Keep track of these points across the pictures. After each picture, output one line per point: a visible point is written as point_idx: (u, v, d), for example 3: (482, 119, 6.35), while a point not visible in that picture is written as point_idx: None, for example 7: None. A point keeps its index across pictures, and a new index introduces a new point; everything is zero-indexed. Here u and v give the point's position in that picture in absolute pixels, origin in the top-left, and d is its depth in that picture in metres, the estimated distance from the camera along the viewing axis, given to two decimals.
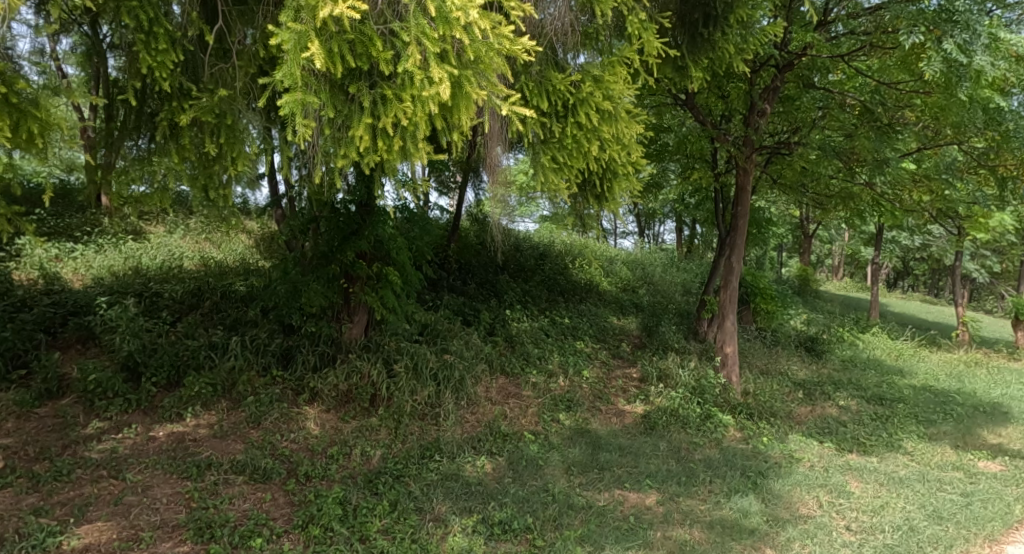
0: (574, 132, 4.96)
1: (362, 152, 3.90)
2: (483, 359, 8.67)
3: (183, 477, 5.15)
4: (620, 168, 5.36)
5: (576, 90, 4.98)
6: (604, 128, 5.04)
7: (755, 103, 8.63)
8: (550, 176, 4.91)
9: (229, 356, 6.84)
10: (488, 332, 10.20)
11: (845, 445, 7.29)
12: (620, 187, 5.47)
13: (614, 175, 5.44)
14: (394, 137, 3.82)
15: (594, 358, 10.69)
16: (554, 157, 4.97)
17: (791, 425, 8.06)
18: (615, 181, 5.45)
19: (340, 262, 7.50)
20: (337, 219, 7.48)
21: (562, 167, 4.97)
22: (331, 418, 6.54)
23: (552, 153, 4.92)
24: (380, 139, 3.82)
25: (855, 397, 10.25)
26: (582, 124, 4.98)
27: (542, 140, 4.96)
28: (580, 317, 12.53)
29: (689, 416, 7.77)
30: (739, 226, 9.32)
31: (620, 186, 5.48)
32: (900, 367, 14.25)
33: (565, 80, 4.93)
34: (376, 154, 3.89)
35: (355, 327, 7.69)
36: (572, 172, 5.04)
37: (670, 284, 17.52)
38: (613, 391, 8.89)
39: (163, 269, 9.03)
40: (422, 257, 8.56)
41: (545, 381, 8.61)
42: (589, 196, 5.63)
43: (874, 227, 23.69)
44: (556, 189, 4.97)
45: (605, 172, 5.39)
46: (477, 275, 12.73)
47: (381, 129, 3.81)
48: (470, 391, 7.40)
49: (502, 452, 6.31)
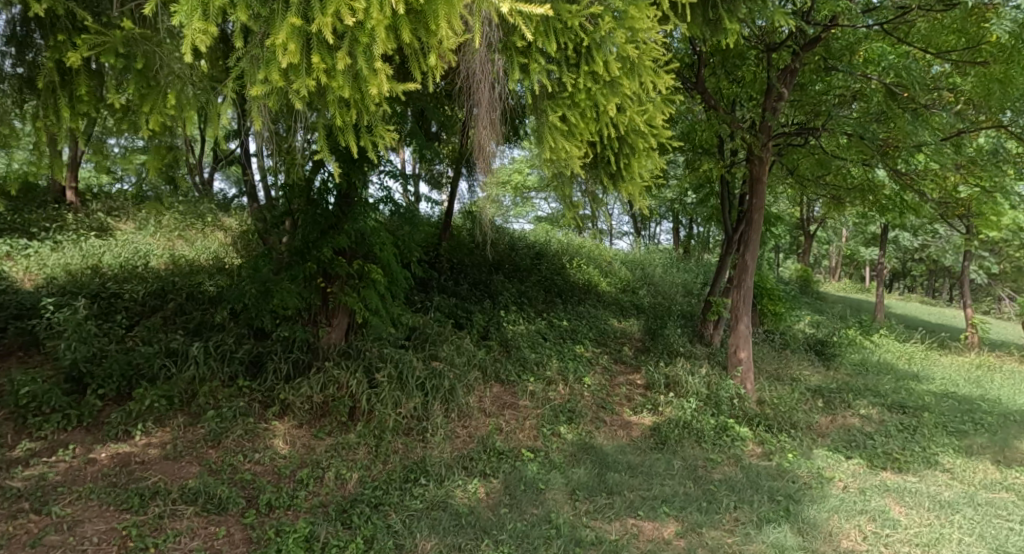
0: (587, 85, 4.41)
1: (291, 75, 3.33)
2: (476, 367, 7.94)
3: (122, 509, 4.40)
4: (640, 141, 4.87)
5: (592, 29, 4.24)
6: (624, 83, 4.47)
7: (772, 86, 7.96)
8: (557, 141, 4.50)
9: (189, 364, 6.08)
10: (481, 336, 9.46)
11: (878, 461, 6.58)
12: (642, 164, 5.00)
13: (635, 151, 4.98)
14: (333, 53, 3.25)
15: (595, 364, 9.96)
16: (565, 115, 4.54)
17: (815, 439, 7.35)
18: (638, 158, 4.98)
19: (317, 260, 6.78)
20: (314, 212, 6.76)
21: (572, 132, 4.57)
22: (303, 435, 5.79)
23: (561, 112, 4.50)
24: (314, 53, 3.25)
25: (876, 405, 9.58)
26: (597, 76, 4.41)
27: (550, 94, 4.51)
28: (579, 319, 11.80)
29: (704, 428, 7.06)
30: (754, 219, 8.46)
31: (640, 163, 5.01)
32: (915, 371, 13.61)
33: (580, 14, 4.09)
34: (312, 78, 3.32)
35: (334, 332, 7.04)
36: (583, 137, 4.62)
37: (671, 285, 16.82)
38: (617, 401, 8.17)
39: (125, 266, 8.28)
40: (411, 255, 7.85)
41: (543, 389, 7.89)
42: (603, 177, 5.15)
43: (878, 226, 23.11)
44: (566, 156, 4.54)
45: (627, 149, 4.95)
46: (470, 275, 12.01)
47: (313, 37, 3.22)
48: (461, 403, 6.68)
49: (497, 474, 5.59)
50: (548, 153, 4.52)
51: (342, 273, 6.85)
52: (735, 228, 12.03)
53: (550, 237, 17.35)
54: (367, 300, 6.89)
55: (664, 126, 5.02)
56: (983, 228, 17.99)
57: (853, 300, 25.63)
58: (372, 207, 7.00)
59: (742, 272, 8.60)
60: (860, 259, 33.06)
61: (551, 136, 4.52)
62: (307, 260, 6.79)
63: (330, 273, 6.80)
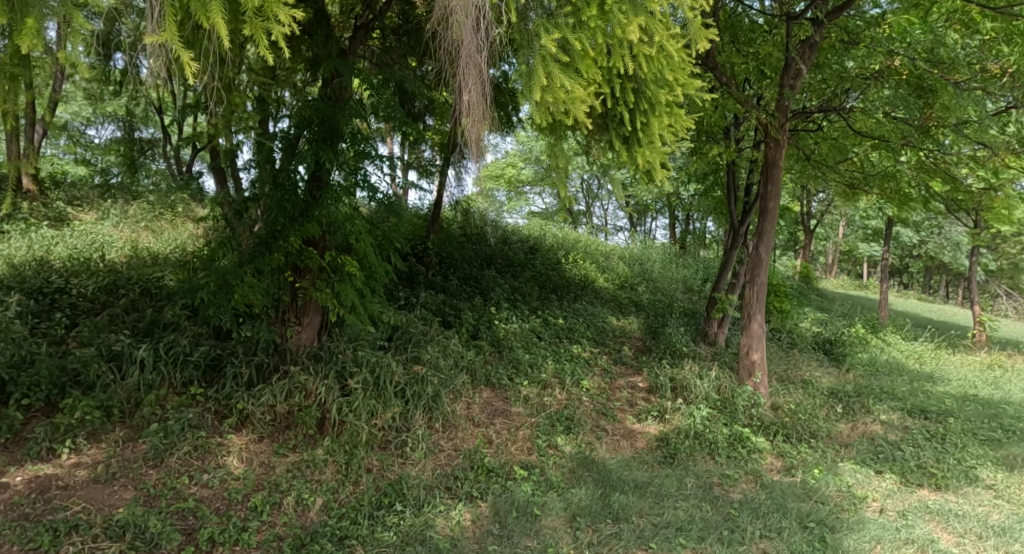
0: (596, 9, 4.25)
1: None
2: (465, 371, 7.20)
3: (29, 549, 3.73)
4: (659, 95, 4.86)
5: None
6: (640, 11, 4.27)
7: (790, 60, 7.28)
8: (556, 75, 4.27)
9: (132, 369, 5.33)
10: (470, 336, 8.72)
11: (913, 477, 5.95)
12: (661, 125, 5.01)
13: (653, 109, 4.99)
14: None
15: (594, 365, 9.24)
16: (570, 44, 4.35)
17: (838, 450, 6.66)
18: (657, 115, 4.98)
19: (285, 251, 6.05)
20: (282, 197, 6.00)
21: (580, 69, 4.40)
22: (263, 451, 5.05)
23: (561, 35, 4.29)
24: None
25: (897, 410, 8.91)
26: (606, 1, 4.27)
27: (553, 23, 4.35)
28: (575, 317, 11.06)
29: (716, 439, 6.35)
30: (770, 208, 7.69)
31: (658, 122, 5.01)
32: (929, 372, 12.96)
33: None
34: None
35: (306, 330, 6.33)
36: (591, 73, 4.42)
37: (671, 281, 16.11)
38: (619, 407, 7.45)
39: (77, 259, 7.50)
40: (392, 248, 7.11)
41: (538, 395, 7.16)
42: (618, 139, 5.24)
43: (881, 221, 22.48)
44: (568, 89, 4.29)
45: (647, 107, 4.95)
46: (460, 270, 11.26)
47: None
48: (447, 412, 5.95)
49: (486, 496, 4.90)
50: (541, 79, 4.22)
51: (313, 267, 6.09)
52: (741, 221, 11.38)
53: (544, 231, 16.60)
54: (344, 297, 6.17)
55: (679, 80, 4.94)
56: (991, 222, 17.40)
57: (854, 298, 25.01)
58: (347, 192, 6.21)
59: (756, 267, 7.83)
60: (859, 255, 32.47)
61: (543, 68, 4.28)
62: (272, 252, 6.03)
63: (300, 266, 6.06)
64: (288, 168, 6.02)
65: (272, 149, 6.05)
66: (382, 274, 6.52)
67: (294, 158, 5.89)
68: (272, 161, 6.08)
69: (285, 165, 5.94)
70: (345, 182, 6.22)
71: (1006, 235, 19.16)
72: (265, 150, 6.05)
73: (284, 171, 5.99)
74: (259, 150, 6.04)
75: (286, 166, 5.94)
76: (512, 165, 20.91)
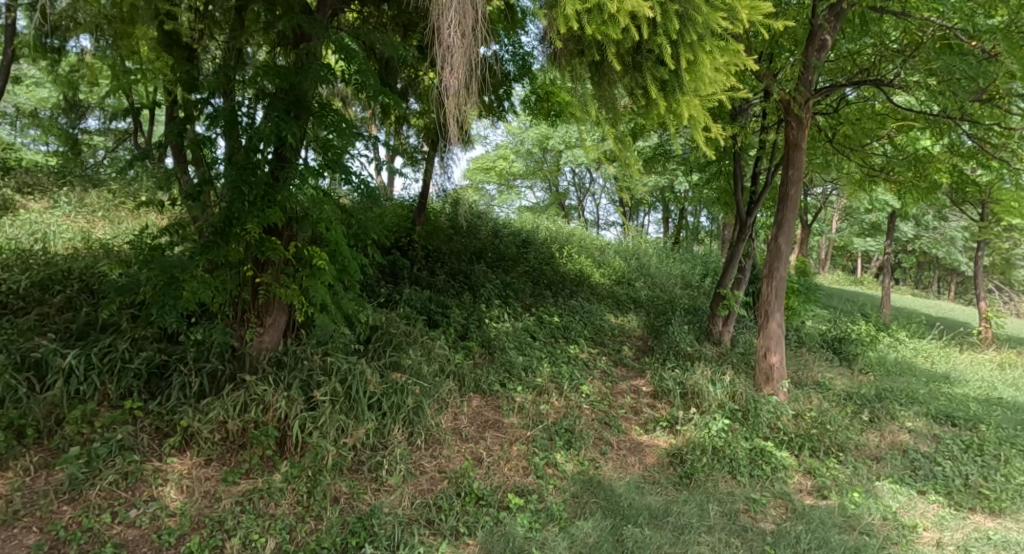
0: None
1: None
2: (451, 378, 6.43)
3: None
4: (708, 19, 4.54)
5: None
6: None
7: (816, 31, 6.56)
8: None
9: (57, 381, 4.52)
10: (459, 336, 7.95)
11: (963, 499, 5.33)
12: (709, 61, 4.69)
13: (703, 45, 4.70)
14: None
15: (594, 368, 8.49)
16: None
17: (869, 465, 5.96)
18: (705, 51, 4.69)
19: (243, 242, 5.24)
20: (239, 178, 5.15)
21: None
22: (209, 477, 4.30)
23: None
24: None
25: (922, 415, 8.25)
26: None
27: None
28: (572, 315, 10.26)
29: (736, 456, 5.61)
30: (790, 195, 6.91)
31: (707, 59, 4.70)
32: (943, 372, 12.35)
33: None
34: None
35: (270, 332, 5.52)
36: None
37: (669, 276, 15.38)
38: (623, 415, 6.72)
39: (13, 249, 6.62)
40: (369, 241, 6.30)
41: (533, 403, 6.41)
42: (652, 87, 4.89)
43: (880, 216, 21.89)
44: None
45: (695, 39, 4.64)
46: (448, 264, 10.47)
47: None
48: (430, 428, 5.21)
49: (476, 534, 4.23)
50: None
51: (276, 259, 5.25)
52: (748, 212, 10.66)
53: (537, 224, 15.82)
54: (313, 294, 5.37)
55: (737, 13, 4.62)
56: (999, 215, 16.82)
57: (851, 293, 24.43)
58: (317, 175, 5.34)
59: (776, 262, 7.04)
60: (855, 251, 31.96)
61: None
62: (228, 241, 5.16)
63: (261, 258, 5.24)
64: (249, 143, 5.16)
65: (228, 119, 5.14)
66: (356, 269, 5.70)
67: (258, 131, 5.06)
68: (228, 132, 5.18)
69: (246, 138, 5.08)
70: (318, 165, 5.44)
71: (1011, 229, 18.63)
72: (220, 118, 5.13)
73: (245, 146, 5.13)
74: (213, 118, 5.12)
75: (248, 139, 5.09)
76: (503, 157, 20.09)
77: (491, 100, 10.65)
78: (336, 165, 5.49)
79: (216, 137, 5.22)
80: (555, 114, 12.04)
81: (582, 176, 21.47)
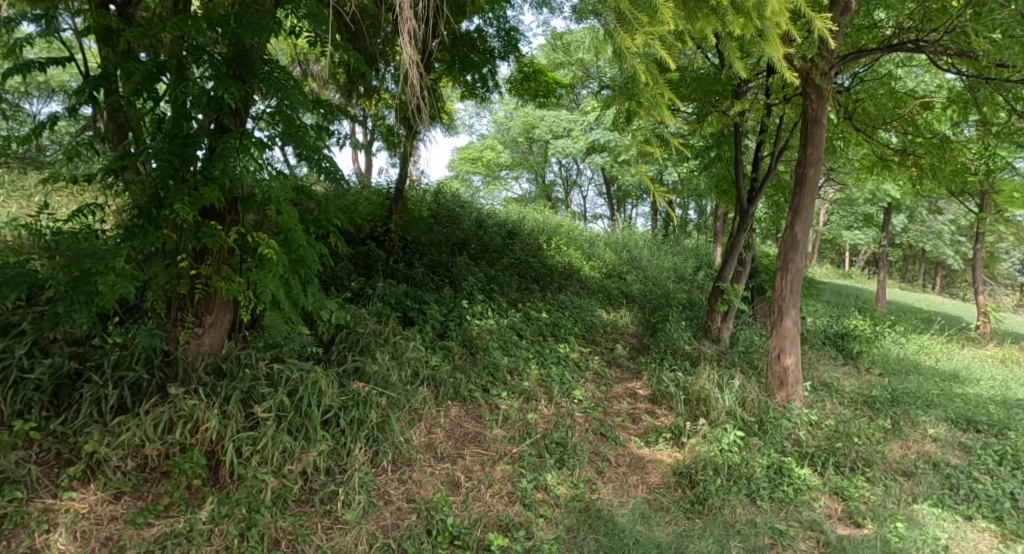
0: None
1: None
2: (426, 384, 5.66)
3: None
4: None
5: None
6: None
7: None
8: None
9: None
10: (436, 336, 7.17)
11: (1015, 528, 4.69)
12: None
13: None
14: None
15: (585, 369, 7.75)
16: None
17: (899, 481, 5.29)
18: None
19: (175, 227, 4.40)
20: (166, 145, 4.23)
21: None
22: (115, 517, 3.57)
23: None
24: None
25: (943, 419, 7.62)
26: None
27: None
28: (561, 310, 9.48)
29: (755, 475, 4.94)
30: (808, 177, 6.14)
31: None
32: (952, 370, 11.75)
33: None
34: None
35: (211, 332, 4.68)
36: None
37: (661, 269, 14.65)
38: (620, 425, 6.00)
39: None
40: (330, 227, 5.49)
41: (519, 412, 5.66)
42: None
43: (874, 207, 21.28)
44: None
45: None
46: (427, 256, 9.67)
47: None
48: (398, 446, 4.49)
49: None
50: None
51: (215, 246, 4.39)
52: (750, 199, 9.93)
53: (523, 215, 15.01)
54: (263, 288, 4.55)
55: None
56: (1000, 206, 16.23)
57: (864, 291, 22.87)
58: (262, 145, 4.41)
59: (792, 252, 6.28)
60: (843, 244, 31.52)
61: None
62: (155, 226, 4.28)
63: (198, 245, 4.34)
64: (179, 107, 4.24)
65: (149, 77, 4.20)
66: (313, 261, 4.91)
67: (189, 94, 4.14)
68: (152, 94, 4.27)
69: (176, 101, 4.17)
70: (271, 139, 4.57)
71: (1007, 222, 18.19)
72: (140, 77, 4.20)
73: (175, 111, 4.22)
74: (131, 79, 4.19)
75: (177, 103, 4.18)
76: (489, 148, 19.27)
77: (474, 79, 9.67)
78: (294, 139, 4.64)
79: (140, 101, 4.31)
80: (542, 96, 11.20)
81: (569, 168, 20.69)
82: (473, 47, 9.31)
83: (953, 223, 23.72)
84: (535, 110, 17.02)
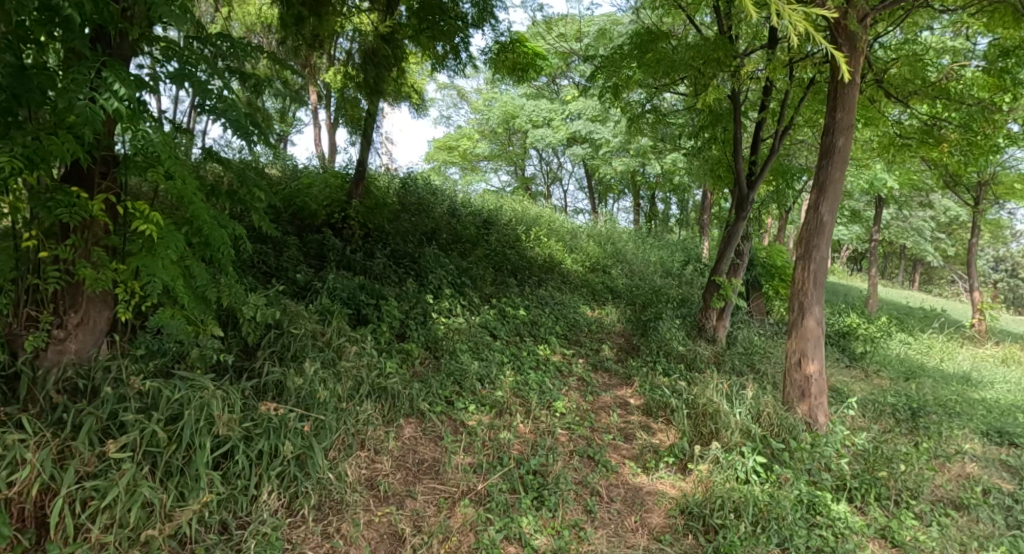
0: None
1: None
2: (372, 398, 4.57)
3: None
4: None
5: None
6: None
7: None
8: None
9: None
10: (394, 337, 6.08)
11: None
12: None
13: None
14: None
15: (569, 375, 6.69)
16: None
17: (953, 516, 4.33)
18: None
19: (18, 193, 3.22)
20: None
21: None
22: None
23: None
24: None
25: (976, 431, 6.68)
26: None
27: None
28: (541, 307, 8.41)
29: (787, 518, 3.96)
30: (838, 147, 5.13)
31: None
32: (962, 372, 10.88)
33: None
34: None
35: (80, 335, 3.51)
36: None
37: (648, 263, 13.62)
38: (609, 445, 4.95)
39: None
40: (253, 200, 4.37)
41: (487, 433, 4.62)
42: None
43: (865, 201, 20.45)
44: None
45: None
46: (390, 245, 8.55)
47: None
48: (327, 486, 3.56)
49: None
50: None
51: (76, 222, 3.27)
52: (752, 181, 8.89)
53: (499, 205, 13.91)
54: (151, 277, 3.45)
55: None
56: (999, 198, 15.44)
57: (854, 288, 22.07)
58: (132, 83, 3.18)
59: (817, 237, 5.24)
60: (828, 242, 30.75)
61: None
62: None
63: (49, 219, 3.19)
64: (19, 24, 3.04)
65: None
66: (222, 241, 3.82)
67: (20, 6, 2.86)
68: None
69: (1, 13, 2.92)
70: (157, 77, 3.52)
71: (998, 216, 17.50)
72: None
73: (7, 31, 2.99)
74: None
75: (6, 17, 2.94)
76: (466, 137, 18.21)
77: (445, 51, 7.90)
78: (185, 75, 3.60)
79: None
80: (520, 71, 10.09)
81: (549, 162, 19.71)
82: (443, 12, 7.62)
83: (939, 219, 23.04)
84: (514, 100, 15.91)
